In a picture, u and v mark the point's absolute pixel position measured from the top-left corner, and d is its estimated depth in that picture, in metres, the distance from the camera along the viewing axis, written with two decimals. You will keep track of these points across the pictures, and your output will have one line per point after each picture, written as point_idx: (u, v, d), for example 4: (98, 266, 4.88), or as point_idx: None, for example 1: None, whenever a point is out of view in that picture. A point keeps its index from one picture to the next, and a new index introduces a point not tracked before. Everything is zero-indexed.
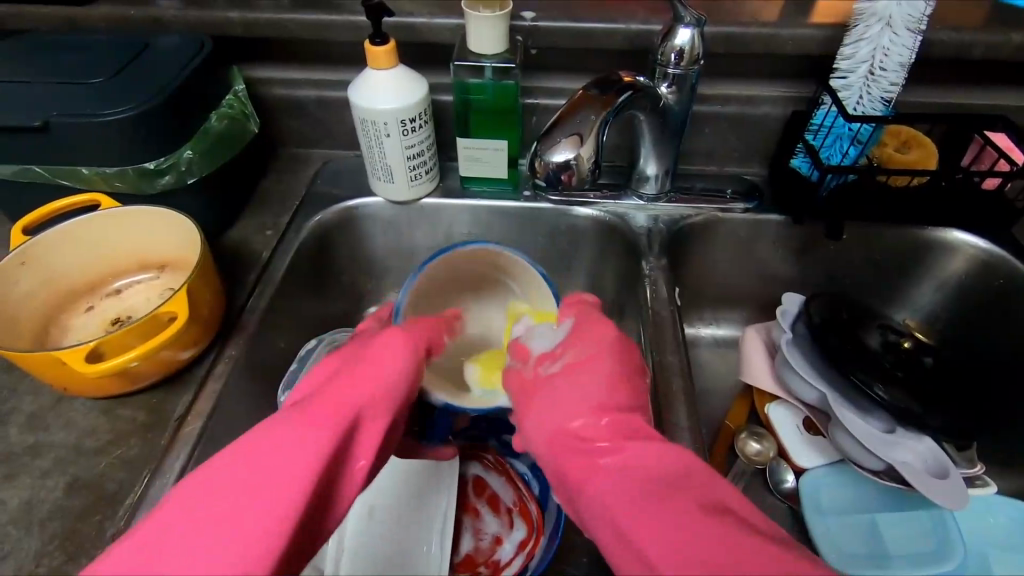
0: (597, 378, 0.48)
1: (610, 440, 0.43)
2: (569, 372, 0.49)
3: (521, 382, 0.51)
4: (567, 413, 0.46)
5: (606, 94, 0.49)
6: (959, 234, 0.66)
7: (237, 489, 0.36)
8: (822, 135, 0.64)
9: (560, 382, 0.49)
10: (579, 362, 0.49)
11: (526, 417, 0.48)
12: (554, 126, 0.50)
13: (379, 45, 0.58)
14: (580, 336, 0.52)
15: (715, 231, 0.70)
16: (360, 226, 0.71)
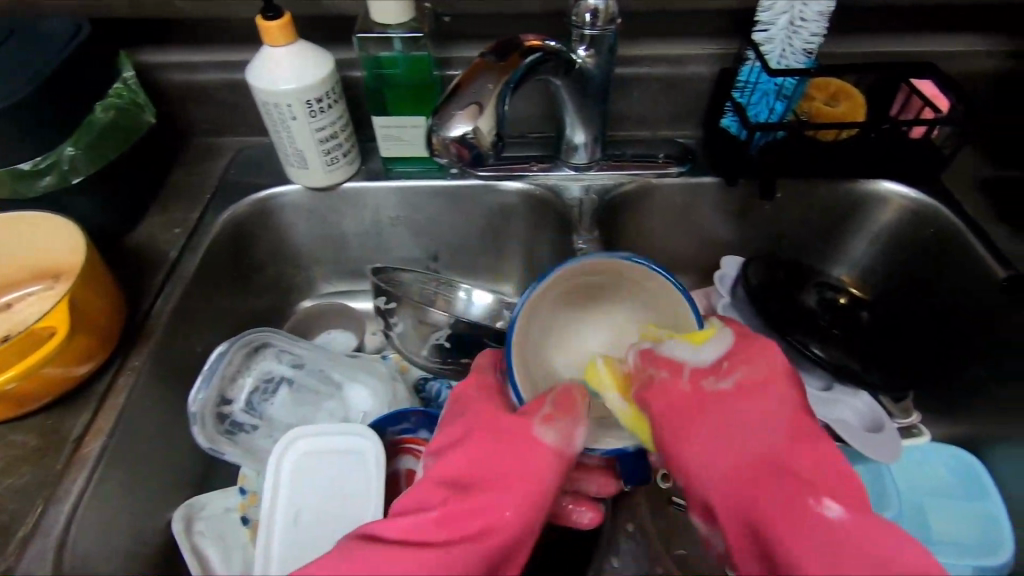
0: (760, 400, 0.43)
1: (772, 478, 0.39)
2: (743, 394, 0.43)
3: (672, 395, 0.43)
4: (821, 534, 0.36)
5: (506, 59, 0.46)
6: (887, 184, 0.66)
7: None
8: (749, 92, 0.62)
9: (740, 395, 0.43)
10: (751, 378, 0.44)
11: (680, 439, 0.42)
12: (450, 97, 0.46)
13: (271, 20, 0.54)
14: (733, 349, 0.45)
15: (650, 198, 0.68)
16: (278, 217, 0.67)
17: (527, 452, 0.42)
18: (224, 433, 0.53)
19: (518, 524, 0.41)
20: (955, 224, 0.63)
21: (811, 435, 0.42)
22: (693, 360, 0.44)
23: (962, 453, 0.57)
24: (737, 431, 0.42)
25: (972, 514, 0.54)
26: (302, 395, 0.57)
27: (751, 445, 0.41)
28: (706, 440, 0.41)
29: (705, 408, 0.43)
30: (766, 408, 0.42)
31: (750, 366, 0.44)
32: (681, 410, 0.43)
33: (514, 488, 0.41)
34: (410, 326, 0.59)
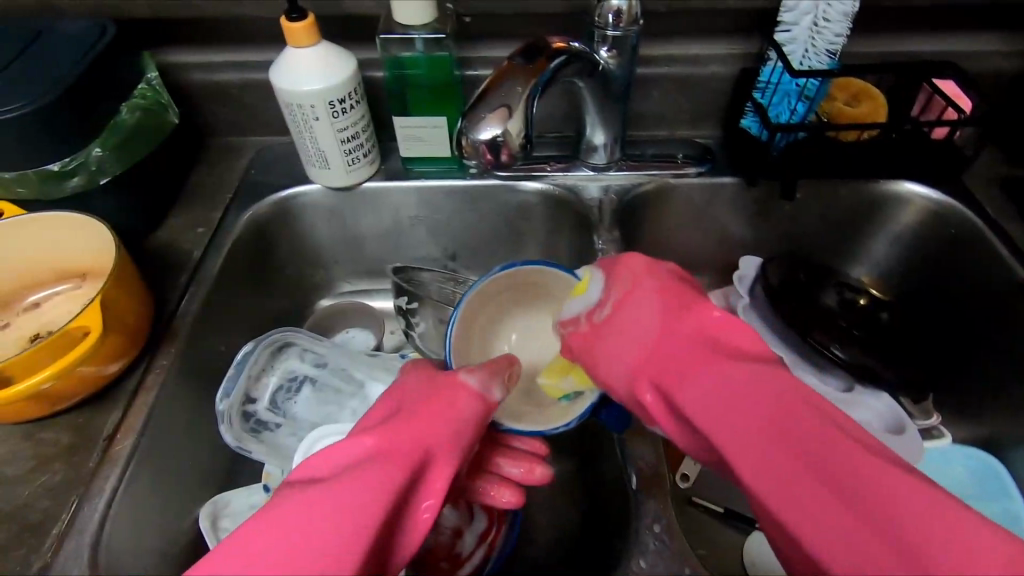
0: (657, 307, 0.42)
1: (700, 373, 0.37)
2: (620, 309, 0.43)
3: (577, 340, 0.45)
4: (715, 393, 0.36)
5: (534, 62, 0.47)
6: (909, 185, 0.65)
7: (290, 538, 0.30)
8: (770, 93, 0.62)
9: (625, 309, 0.43)
10: (623, 294, 0.44)
11: (601, 367, 0.43)
12: (478, 100, 0.46)
13: (296, 21, 0.54)
14: (612, 272, 0.46)
15: (669, 198, 0.68)
16: (298, 217, 0.67)
17: (438, 404, 0.40)
18: (250, 431, 0.53)
19: (438, 443, 0.38)
20: (976, 223, 0.62)
21: (693, 304, 0.42)
22: (585, 307, 0.46)
23: (982, 454, 0.57)
24: (632, 337, 0.42)
25: (996, 513, 0.54)
26: (324, 393, 0.57)
27: (642, 337, 0.41)
28: (611, 352, 0.42)
29: (591, 337, 0.44)
30: (643, 301, 0.43)
31: (623, 288, 0.44)
32: (591, 339, 0.44)
33: (429, 423, 0.39)
34: (430, 325, 0.62)
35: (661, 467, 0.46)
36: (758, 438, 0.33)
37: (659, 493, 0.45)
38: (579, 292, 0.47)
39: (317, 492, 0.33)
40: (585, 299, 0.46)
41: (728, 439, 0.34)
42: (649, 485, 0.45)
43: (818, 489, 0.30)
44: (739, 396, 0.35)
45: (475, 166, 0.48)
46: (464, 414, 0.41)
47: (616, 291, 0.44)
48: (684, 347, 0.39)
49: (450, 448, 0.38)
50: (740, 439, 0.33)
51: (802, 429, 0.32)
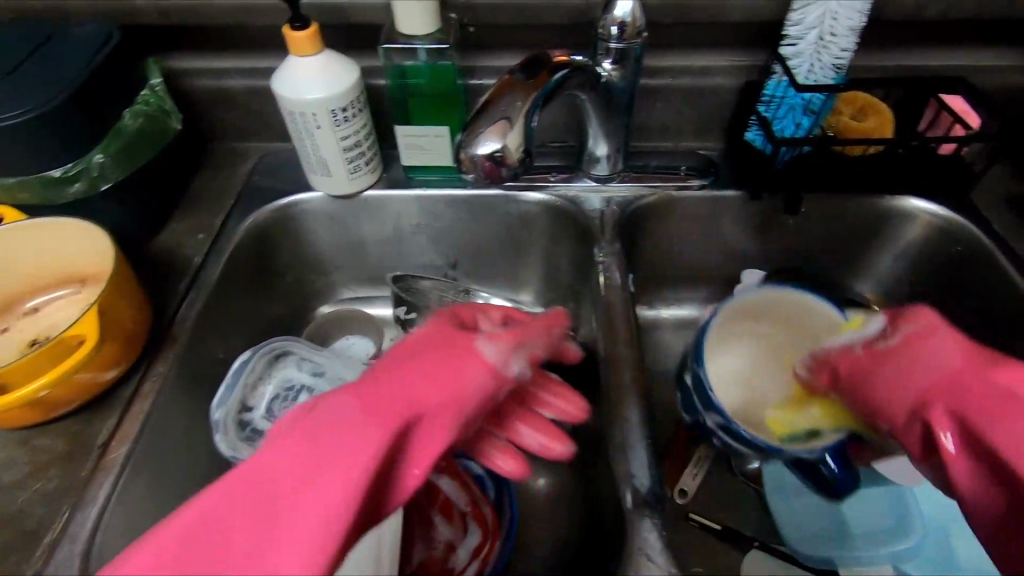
0: (972, 360, 0.42)
1: (1005, 423, 0.39)
2: (919, 351, 0.44)
3: (856, 366, 0.47)
4: (1017, 438, 0.38)
5: (534, 76, 0.46)
6: (916, 201, 0.64)
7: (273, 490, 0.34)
8: (775, 106, 0.61)
9: (913, 353, 0.44)
10: (922, 335, 0.44)
11: (877, 393, 0.45)
12: (478, 115, 0.46)
13: (299, 30, 0.54)
14: (905, 319, 0.46)
15: (672, 210, 0.68)
16: (300, 224, 0.67)
17: (438, 370, 0.41)
18: (245, 439, 0.53)
19: (434, 409, 0.39)
20: (983, 242, 0.61)
21: (993, 360, 0.42)
22: (861, 338, 0.48)
23: None
24: (914, 380, 0.43)
25: None
26: None
27: (935, 383, 0.42)
28: (885, 389, 0.44)
29: (879, 366, 0.45)
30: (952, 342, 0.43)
31: (937, 334, 0.44)
32: (870, 371, 0.46)
33: (432, 389, 0.40)
34: None
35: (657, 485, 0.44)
36: None
37: (656, 510, 0.43)
38: (854, 327, 0.50)
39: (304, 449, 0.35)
40: (866, 332, 0.48)
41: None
42: (645, 505, 0.43)
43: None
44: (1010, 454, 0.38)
45: (473, 179, 0.48)
46: (474, 380, 0.41)
47: (904, 342, 0.45)
48: (951, 397, 0.41)
49: (446, 412, 0.40)
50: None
51: None
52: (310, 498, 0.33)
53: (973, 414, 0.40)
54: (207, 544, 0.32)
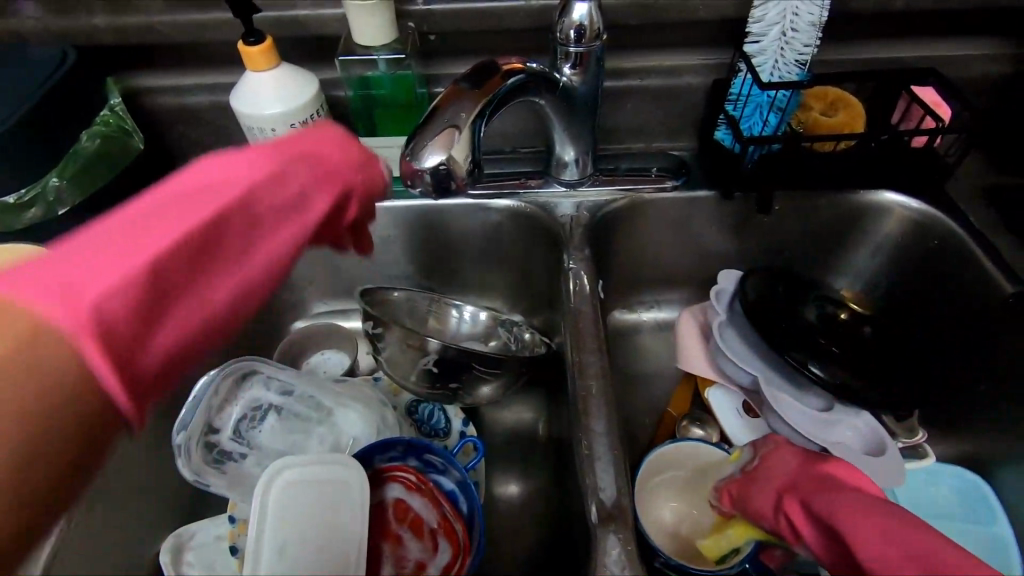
0: (810, 460, 0.49)
1: (847, 497, 0.42)
2: (771, 462, 0.50)
3: (732, 487, 0.51)
4: (837, 507, 0.42)
5: (480, 86, 0.46)
6: (889, 195, 0.63)
7: (217, 233, 0.33)
8: (741, 105, 0.60)
9: (767, 465, 0.50)
10: (772, 451, 0.51)
11: (753, 507, 0.48)
12: (423, 127, 0.45)
13: (253, 45, 0.54)
14: (761, 441, 0.53)
15: (644, 212, 0.67)
16: None
17: (353, 144, 0.43)
18: (212, 462, 0.52)
19: (355, 186, 0.43)
20: (959, 234, 0.60)
21: (826, 458, 0.48)
22: (740, 466, 0.53)
23: (969, 474, 0.55)
24: (772, 480, 0.48)
25: (984, 538, 0.52)
26: (290, 421, 0.57)
27: (786, 476, 0.48)
28: (758, 499, 0.48)
29: (747, 482, 0.50)
30: (790, 455, 0.50)
31: (783, 447, 0.51)
32: (742, 486, 0.50)
33: (341, 172, 0.42)
34: (396, 349, 0.58)
35: (623, 498, 0.43)
36: (880, 537, 0.38)
37: (622, 525, 0.41)
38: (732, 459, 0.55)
39: (236, 201, 0.34)
40: (739, 462, 0.53)
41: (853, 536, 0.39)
42: (611, 519, 0.42)
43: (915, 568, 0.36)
44: (848, 516, 0.40)
45: (418, 192, 0.47)
46: (367, 171, 0.44)
47: (761, 457, 0.51)
48: (798, 490, 0.46)
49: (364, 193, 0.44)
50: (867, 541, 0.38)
51: (923, 537, 0.38)
52: (258, 250, 0.35)
53: (817, 494, 0.44)
54: (168, 276, 0.30)
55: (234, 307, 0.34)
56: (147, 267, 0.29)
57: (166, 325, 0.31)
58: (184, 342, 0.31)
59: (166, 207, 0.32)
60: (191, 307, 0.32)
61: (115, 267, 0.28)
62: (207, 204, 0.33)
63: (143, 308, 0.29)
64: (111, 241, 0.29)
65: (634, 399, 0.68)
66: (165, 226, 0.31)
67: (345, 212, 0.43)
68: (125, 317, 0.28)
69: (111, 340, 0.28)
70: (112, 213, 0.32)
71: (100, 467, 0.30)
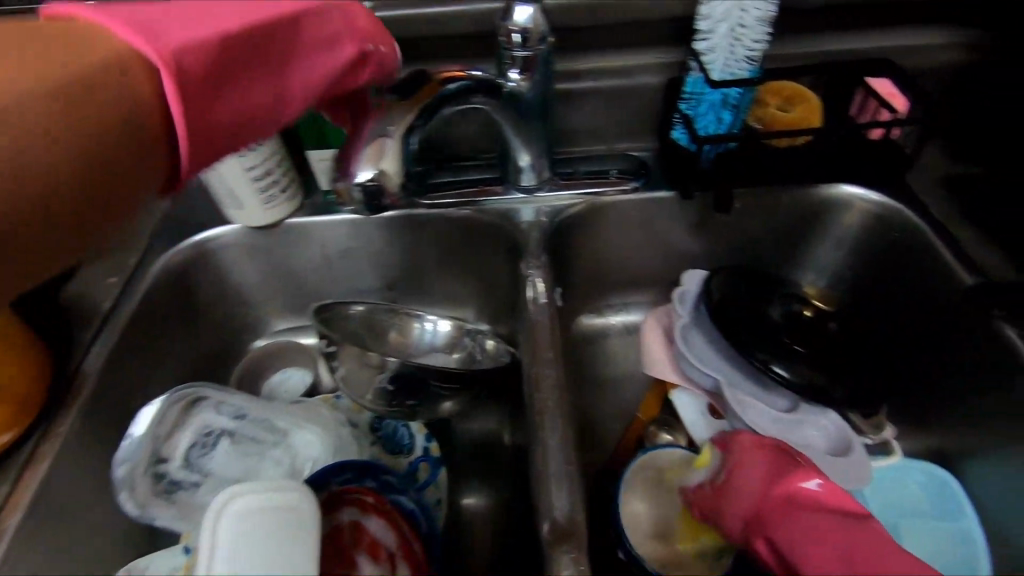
0: (771, 468, 0.49)
1: (810, 531, 0.44)
2: (734, 476, 0.50)
3: (703, 505, 0.51)
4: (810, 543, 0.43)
5: (414, 96, 0.46)
6: (847, 188, 0.63)
7: (249, 48, 0.37)
8: (695, 103, 0.59)
9: (731, 478, 0.50)
10: (736, 462, 0.50)
11: (721, 526, 0.49)
12: (354, 138, 0.46)
13: None
14: (727, 448, 0.52)
15: (604, 215, 0.65)
16: (219, 260, 0.65)
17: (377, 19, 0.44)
18: (162, 493, 0.50)
19: (379, 53, 0.43)
20: (919, 226, 0.60)
21: (783, 464, 0.49)
22: (708, 476, 0.52)
23: (936, 470, 0.54)
24: (738, 501, 0.48)
25: (949, 532, 0.52)
26: (244, 446, 0.55)
27: (750, 496, 0.48)
28: (727, 522, 0.49)
29: (715, 499, 0.50)
30: (757, 471, 0.49)
31: (746, 450, 0.51)
32: (710, 502, 0.50)
33: (369, 31, 0.43)
34: (353, 367, 0.56)
35: (578, 515, 0.41)
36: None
37: (576, 544, 0.40)
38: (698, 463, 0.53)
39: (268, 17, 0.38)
40: (707, 470, 0.52)
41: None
42: (565, 538, 0.40)
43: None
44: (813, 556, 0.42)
45: (354, 198, 0.49)
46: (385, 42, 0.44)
47: (727, 467, 0.51)
48: (761, 517, 0.47)
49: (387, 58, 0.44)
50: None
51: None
52: (281, 78, 0.39)
53: (780, 525, 0.45)
54: (206, 62, 0.34)
55: (253, 120, 0.37)
56: (206, 41, 0.34)
57: (199, 109, 0.34)
58: (213, 128, 0.35)
59: (209, 12, 0.37)
60: (219, 104, 0.35)
61: (179, 32, 0.34)
62: (244, 13, 0.37)
63: (179, 79, 0.33)
64: (166, 25, 0.35)
65: (602, 404, 0.67)
66: (204, 22, 0.35)
67: (356, 75, 0.43)
68: (176, 72, 0.33)
69: (173, 80, 0.33)
70: (181, 1, 0.37)
71: (131, 212, 0.34)
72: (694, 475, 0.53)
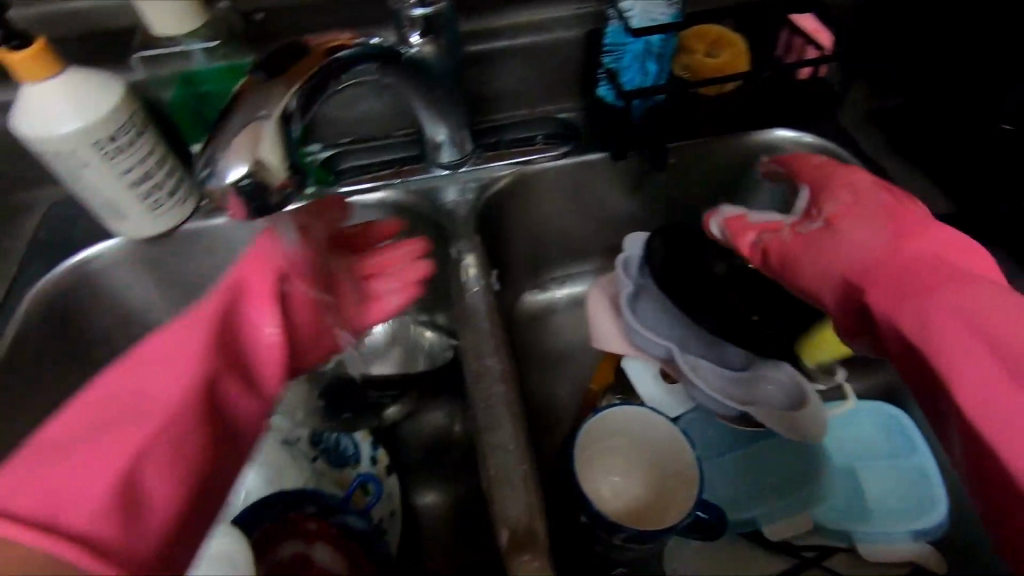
0: (899, 219, 0.46)
1: (930, 275, 0.41)
2: (842, 222, 0.48)
3: (779, 246, 0.50)
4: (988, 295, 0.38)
5: (297, 65, 0.40)
6: (780, 132, 0.60)
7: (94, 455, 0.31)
8: (618, 56, 0.55)
9: (845, 225, 0.47)
10: (847, 211, 0.48)
11: (804, 261, 0.48)
12: (218, 134, 0.39)
13: (17, 50, 0.43)
14: (848, 196, 0.49)
15: (535, 186, 0.61)
16: (105, 280, 0.56)
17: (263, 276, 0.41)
18: None
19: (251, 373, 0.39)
20: (854, 165, 0.58)
21: (920, 223, 0.45)
22: (788, 221, 0.51)
23: (890, 409, 0.55)
24: (847, 247, 0.46)
25: (907, 470, 0.52)
26: None
27: (869, 247, 0.45)
28: (816, 260, 0.47)
29: (800, 242, 0.49)
30: (866, 220, 0.47)
31: (862, 205, 0.48)
32: (794, 250, 0.49)
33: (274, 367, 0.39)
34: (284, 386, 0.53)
35: (536, 518, 0.38)
36: (955, 310, 0.38)
37: (537, 551, 0.37)
38: None
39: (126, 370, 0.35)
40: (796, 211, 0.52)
41: (987, 307, 0.37)
42: (524, 546, 0.37)
43: (976, 353, 0.36)
44: (927, 283, 0.40)
45: (231, 210, 0.40)
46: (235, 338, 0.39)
47: (833, 207, 0.49)
48: (870, 260, 0.45)
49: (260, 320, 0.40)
50: (956, 343, 0.37)
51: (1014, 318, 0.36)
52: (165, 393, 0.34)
53: (890, 262, 0.44)
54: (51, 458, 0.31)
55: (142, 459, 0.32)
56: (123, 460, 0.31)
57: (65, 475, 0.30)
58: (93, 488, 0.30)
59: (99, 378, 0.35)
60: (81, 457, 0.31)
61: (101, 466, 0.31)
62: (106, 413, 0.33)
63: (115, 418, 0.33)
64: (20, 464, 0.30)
65: (554, 385, 0.64)
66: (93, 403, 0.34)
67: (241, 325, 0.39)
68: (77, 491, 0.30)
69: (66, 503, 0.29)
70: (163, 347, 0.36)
71: None
72: (770, 216, 0.52)
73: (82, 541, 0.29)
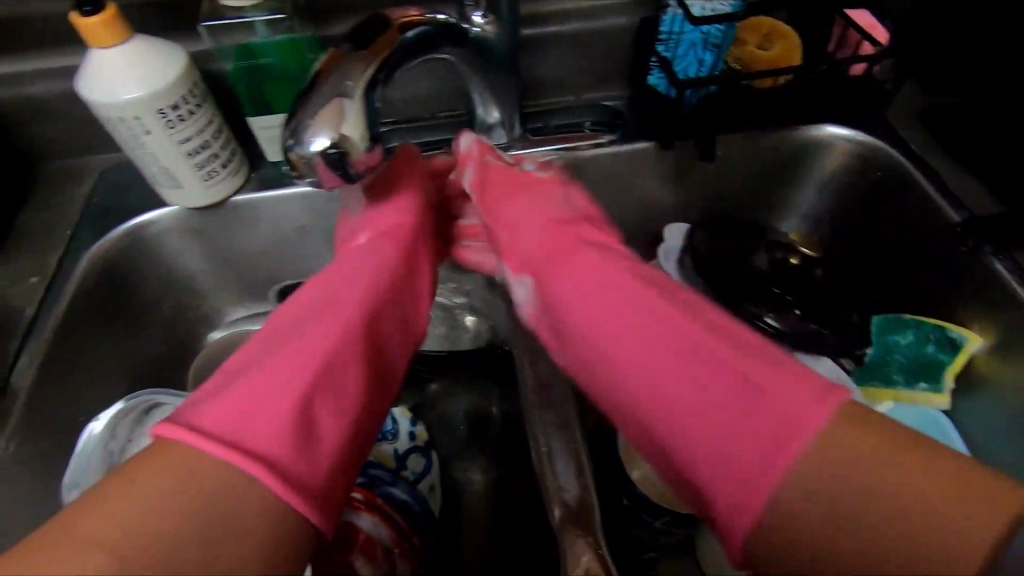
0: (571, 213, 0.52)
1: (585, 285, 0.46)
2: (527, 201, 0.53)
3: (490, 182, 0.54)
4: (669, 374, 0.40)
5: (379, 39, 0.39)
6: (829, 128, 0.60)
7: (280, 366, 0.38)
8: (674, 44, 0.55)
9: (544, 199, 0.53)
10: (544, 187, 0.54)
11: (500, 232, 0.54)
12: (301, 102, 0.36)
13: (89, 15, 0.44)
14: (536, 187, 0.54)
15: (581, 172, 0.61)
16: (157, 248, 0.58)
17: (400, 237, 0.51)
18: None
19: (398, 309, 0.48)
20: (903, 164, 0.58)
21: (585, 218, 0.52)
22: (503, 171, 0.55)
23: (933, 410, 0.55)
24: (520, 231, 0.52)
25: None
26: None
27: (535, 223, 0.52)
28: (506, 225, 0.53)
29: (487, 202, 0.55)
30: (542, 199, 0.53)
31: (543, 193, 0.54)
32: (497, 196, 0.54)
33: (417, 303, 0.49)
34: None
35: (588, 495, 0.39)
36: (624, 324, 0.43)
37: (589, 527, 0.38)
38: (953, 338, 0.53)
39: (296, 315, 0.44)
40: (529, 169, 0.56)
41: (710, 406, 0.38)
42: (577, 523, 0.38)
43: (655, 356, 0.41)
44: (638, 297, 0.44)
45: (311, 181, 0.38)
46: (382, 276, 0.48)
47: (533, 187, 0.54)
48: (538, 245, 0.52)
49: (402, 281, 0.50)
50: (672, 358, 0.41)
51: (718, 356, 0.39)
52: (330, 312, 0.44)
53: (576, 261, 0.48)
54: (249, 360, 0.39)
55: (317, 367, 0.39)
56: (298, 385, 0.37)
57: (263, 383, 0.37)
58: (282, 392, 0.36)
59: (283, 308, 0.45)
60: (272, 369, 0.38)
61: (282, 376, 0.38)
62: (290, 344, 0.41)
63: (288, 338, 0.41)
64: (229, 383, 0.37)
65: None
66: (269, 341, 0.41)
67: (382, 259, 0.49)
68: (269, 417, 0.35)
69: (265, 423, 0.35)
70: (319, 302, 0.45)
71: None
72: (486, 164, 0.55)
73: (267, 459, 0.34)
